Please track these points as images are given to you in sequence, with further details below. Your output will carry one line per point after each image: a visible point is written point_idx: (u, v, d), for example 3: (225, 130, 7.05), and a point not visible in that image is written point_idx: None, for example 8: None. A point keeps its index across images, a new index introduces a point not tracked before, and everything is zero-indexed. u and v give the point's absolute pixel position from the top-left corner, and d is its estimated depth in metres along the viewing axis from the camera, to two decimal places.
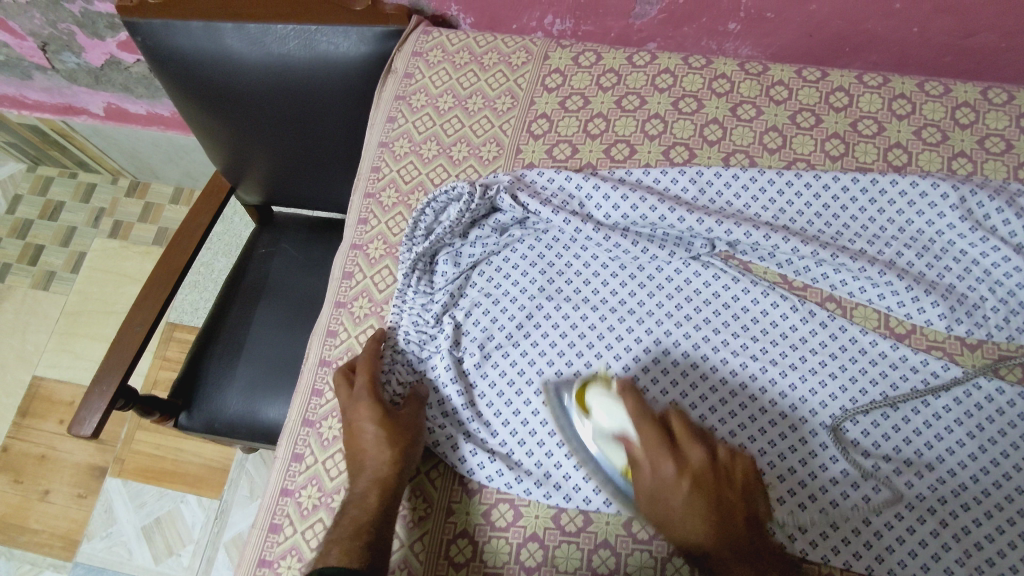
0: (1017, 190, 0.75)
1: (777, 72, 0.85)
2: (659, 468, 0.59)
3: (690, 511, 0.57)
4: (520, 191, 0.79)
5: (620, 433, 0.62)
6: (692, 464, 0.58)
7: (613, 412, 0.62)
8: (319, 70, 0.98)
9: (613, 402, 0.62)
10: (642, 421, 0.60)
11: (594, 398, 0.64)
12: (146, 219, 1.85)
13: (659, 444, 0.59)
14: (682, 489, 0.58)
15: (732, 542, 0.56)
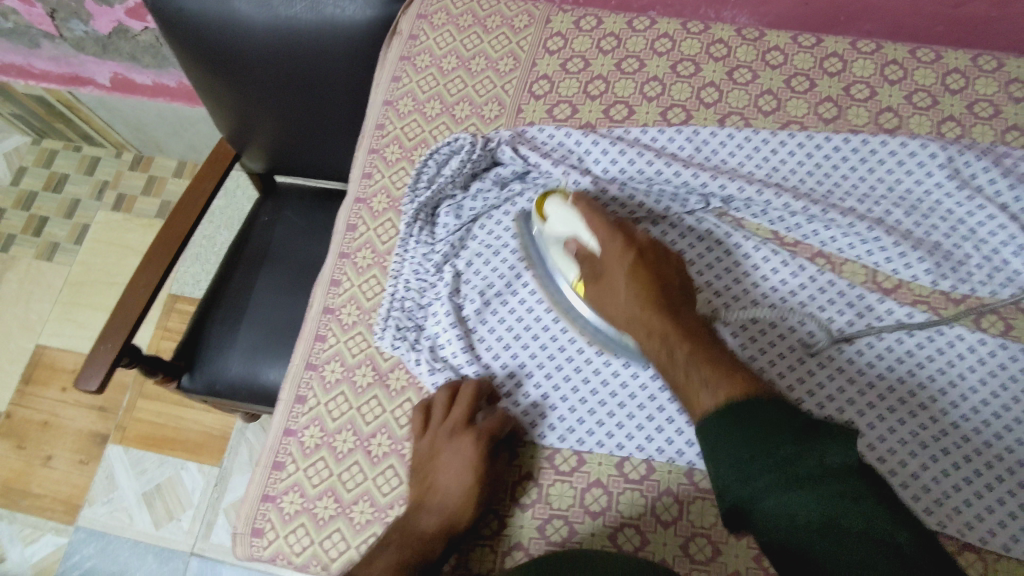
0: (1004, 152, 0.77)
1: (773, 37, 0.87)
2: (610, 249, 0.68)
3: (642, 297, 0.66)
4: (521, 144, 0.82)
5: (572, 239, 0.71)
6: (639, 242, 0.69)
7: (567, 221, 0.71)
8: (325, 34, 1.00)
9: (563, 206, 0.71)
10: (595, 218, 0.69)
11: (552, 206, 0.72)
12: (150, 192, 1.87)
13: (608, 227, 0.69)
14: (626, 260, 0.68)
15: (682, 326, 0.64)
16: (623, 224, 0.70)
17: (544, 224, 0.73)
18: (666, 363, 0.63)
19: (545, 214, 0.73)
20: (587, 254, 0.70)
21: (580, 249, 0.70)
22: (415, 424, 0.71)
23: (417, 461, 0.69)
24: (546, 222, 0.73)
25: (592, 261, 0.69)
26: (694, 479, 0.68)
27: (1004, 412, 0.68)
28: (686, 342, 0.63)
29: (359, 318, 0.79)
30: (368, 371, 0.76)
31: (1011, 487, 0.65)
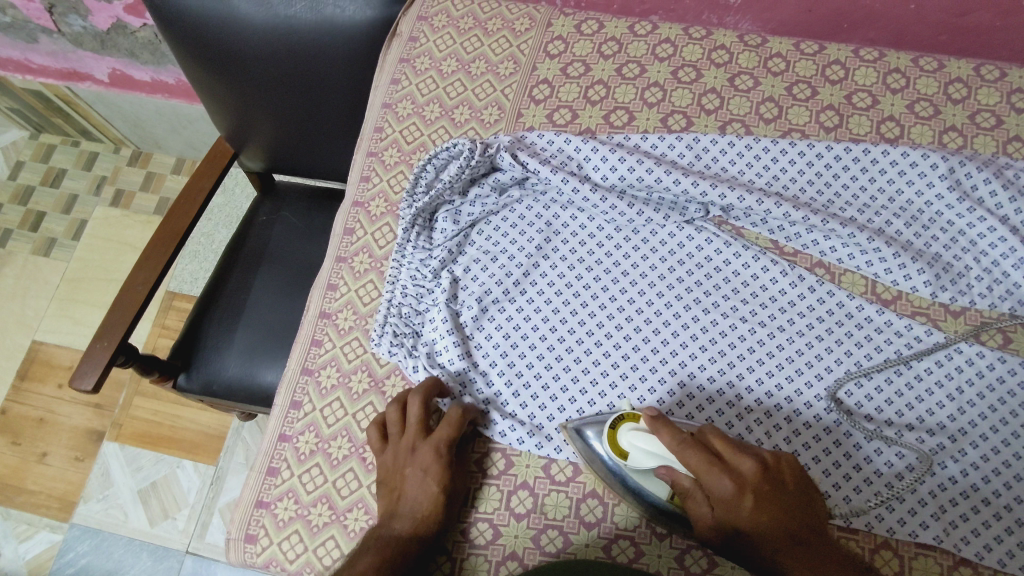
0: (1006, 163, 0.77)
1: (775, 44, 0.87)
2: (714, 495, 0.58)
3: (774, 529, 0.56)
4: (519, 150, 0.81)
5: (666, 470, 0.61)
6: (744, 476, 0.58)
7: (653, 451, 0.61)
8: (324, 35, 0.99)
9: (647, 438, 0.61)
10: (685, 449, 0.59)
11: (627, 438, 0.62)
12: (148, 188, 1.86)
13: (707, 464, 0.58)
14: (752, 511, 0.57)
15: (812, 534, 0.57)
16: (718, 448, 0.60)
17: (626, 461, 0.63)
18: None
19: (622, 453, 0.63)
20: (681, 484, 0.60)
21: (673, 479, 0.61)
22: (376, 440, 0.69)
23: (382, 474, 0.67)
24: (626, 459, 0.63)
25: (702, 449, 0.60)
26: None
27: (1002, 427, 0.67)
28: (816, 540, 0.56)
29: (355, 323, 0.79)
30: (364, 377, 0.76)
31: (1006, 502, 0.65)
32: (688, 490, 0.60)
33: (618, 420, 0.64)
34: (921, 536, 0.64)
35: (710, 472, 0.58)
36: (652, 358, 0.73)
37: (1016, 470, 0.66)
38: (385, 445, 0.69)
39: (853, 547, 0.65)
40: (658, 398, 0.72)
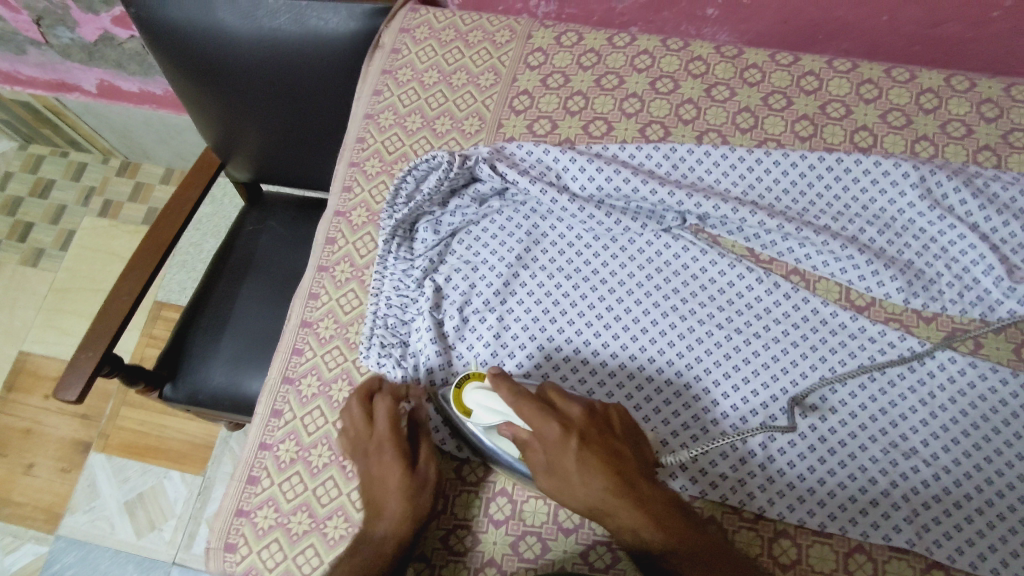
0: (976, 172, 0.79)
1: (751, 55, 0.88)
2: (545, 439, 0.60)
3: (600, 467, 0.60)
4: (499, 161, 0.82)
5: (505, 423, 0.63)
6: (572, 419, 0.62)
7: (492, 405, 0.63)
8: (308, 47, 1.00)
9: (488, 394, 0.64)
10: (521, 399, 0.61)
11: (474, 395, 0.65)
12: (137, 198, 1.86)
13: (541, 410, 0.61)
14: (583, 451, 0.60)
15: (636, 472, 0.61)
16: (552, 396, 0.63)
17: (468, 417, 0.66)
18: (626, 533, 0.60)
19: (467, 409, 0.66)
20: (522, 436, 0.62)
21: (511, 433, 0.62)
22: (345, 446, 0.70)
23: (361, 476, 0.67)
24: (470, 415, 0.65)
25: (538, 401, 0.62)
26: None
27: (972, 431, 0.68)
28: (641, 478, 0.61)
29: (336, 332, 0.79)
30: (345, 385, 0.76)
31: (977, 505, 0.66)
32: (528, 445, 0.62)
33: (466, 377, 0.66)
34: (894, 540, 0.65)
35: (544, 421, 0.60)
36: (630, 365, 0.74)
37: (987, 473, 0.67)
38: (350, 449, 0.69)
39: (827, 552, 0.65)
40: (636, 405, 0.72)
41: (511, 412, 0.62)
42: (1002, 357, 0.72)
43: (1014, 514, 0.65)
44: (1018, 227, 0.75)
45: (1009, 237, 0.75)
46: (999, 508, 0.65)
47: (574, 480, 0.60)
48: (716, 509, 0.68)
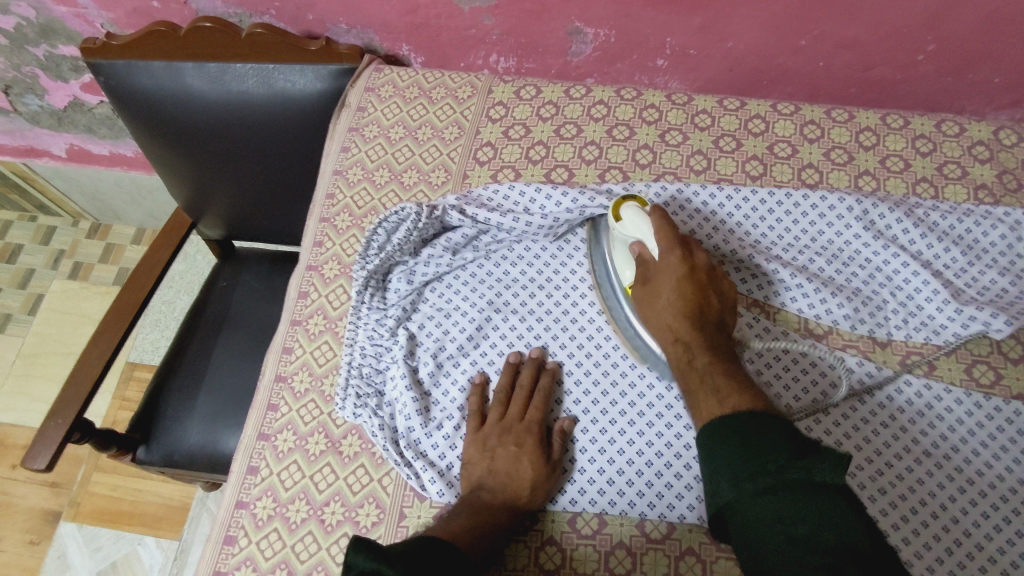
0: (916, 203, 0.84)
1: (700, 102, 0.94)
2: (665, 263, 0.71)
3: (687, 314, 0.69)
4: (467, 206, 0.84)
5: (637, 244, 0.73)
6: (695, 261, 0.71)
7: (637, 226, 0.72)
8: (277, 109, 1.04)
9: (640, 216, 0.72)
10: (663, 227, 0.71)
11: (627, 210, 0.73)
12: (108, 259, 1.85)
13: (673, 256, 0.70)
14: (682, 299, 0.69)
15: (709, 343, 0.68)
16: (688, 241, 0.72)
17: (617, 224, 0.74)
18: (684, 364, 0.68)
19: (620, 216, 0.74)
20: (646, 258, 0.73)
21: (641, 253, 0.73)
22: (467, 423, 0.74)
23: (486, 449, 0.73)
24: (618, 223, 0.74)
25: (646, 266, 0.72)
26: (645, 530, 0.70)
27: (934, 451, 0.71)
28: (703, 352, 0.67)
29: (311, 385, 0.80)
30: (321, 438, 0.76)
31: (945, 522, 0.68)
32: (646, 262, 0.72)
33: (621, 200, 0.75)
34: None
35: (669, 252, 0.71)
36: (604, 401, 0.75)
37: (952, 490, 0.69)
38: (476, 426, 0.74)
39: None
40: (611, 438, 0.73)
41: (648, 233, 0.72)
42: (955, 377, 0.76)
43: (980, 529, 0.67)
44: (957, 253, 0.81)
45: (951, 262, 0.81)
46: (966, 524, 0.68)
47: (662, 298, 0.71)
48: (693, 539, 0.69)
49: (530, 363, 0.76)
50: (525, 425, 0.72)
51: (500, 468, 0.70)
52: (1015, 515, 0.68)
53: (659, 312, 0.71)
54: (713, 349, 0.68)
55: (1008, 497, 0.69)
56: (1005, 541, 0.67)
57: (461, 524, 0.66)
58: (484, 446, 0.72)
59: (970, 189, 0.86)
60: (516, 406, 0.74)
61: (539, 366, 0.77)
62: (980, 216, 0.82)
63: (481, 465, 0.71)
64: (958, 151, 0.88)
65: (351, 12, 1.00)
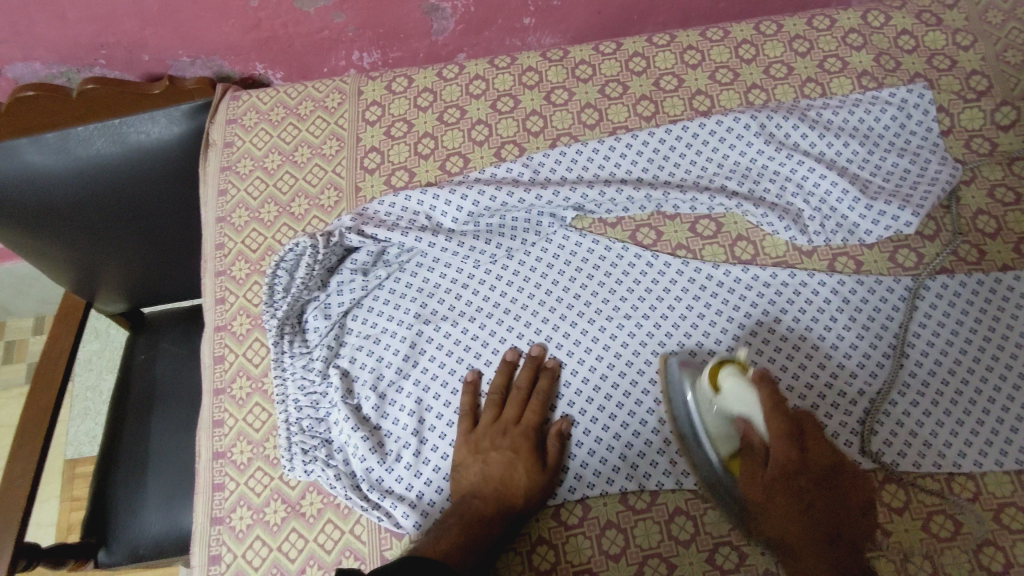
0: (808, 106, 0.85)
1: (577, 53, 0.90)
2: (783, 465, 0.62)
3: (790, 477, 0.62)
4: (364, 225, 0.79)
5: (742, 420, 0.65)
6: (811, 447, 0.63)
7: (742, 401, 0.64)
8: (135, 164, 0.94)
9: (743, 385, 0.64)
10: (776, 415, 0.62)
11: (729, 378, 0.65)
12: (10, 359, 1.69)
13: (786, 435, 0.62)
14: (790, 450, 0.62)
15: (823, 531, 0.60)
16: (801, 421, 0.64)
17: (716, 393, 0.66)
18: (793, 538, 0.61)
19: (717, 384, 0.66)
20: (751, 437, 0.64)
21: (748, 432, 0.64)
22: (461, 423, 0.71)
23: (480, 448, 0.69)
24: (717, 394, 0.66)
25: (755, 443, 0.64)
26: (630, 503, 0.69)
27: (877, 343, 0.74)
28: (811, 526, 0.61)
29: (253, 453, 0.74)
30: (280, 505, 0.72)
31: (904, 408, 0.71)
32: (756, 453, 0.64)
33: (718, 366, 0.67)
34: None
35: (784, 446, 0.62)
36: (559, 385, 0.74)
37: (904, 377, 0.72)
38: (470, 428, 0.71)
39: None
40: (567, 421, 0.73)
41: (756, 414, 0.64)
42: (881, 268, 0.77)
43: (939, 407, 0.71)
44: (856, 145, 0.82)
45: (854, 156, 0.82)
46: (926, 404, 0.71)
47: (771, 508, 0.62)
48: (680, 498, 0.69)
49: (528, 363, 0.73)
50: (521, 429, 0.70)
51: (492, 474, 0.67)
52: (965, 385, 0.71)
53: (773, 513, 0.62)
54: (824, 518, 0.61)
55: (953, 369, 0.72)
56: (961, 412, 0.70)
57: (452, 539, 0.63)
58: (477, 449, 0.69)
59: (854, 78, 0.86)
60: (512, 407, 0.71)
61: (536, 368, 0.74)
62: (869, 103, 0.84)
63: (474, 469, 0.68)
64: (834, 44, 0.88)
65: (188, 42, 0.91)
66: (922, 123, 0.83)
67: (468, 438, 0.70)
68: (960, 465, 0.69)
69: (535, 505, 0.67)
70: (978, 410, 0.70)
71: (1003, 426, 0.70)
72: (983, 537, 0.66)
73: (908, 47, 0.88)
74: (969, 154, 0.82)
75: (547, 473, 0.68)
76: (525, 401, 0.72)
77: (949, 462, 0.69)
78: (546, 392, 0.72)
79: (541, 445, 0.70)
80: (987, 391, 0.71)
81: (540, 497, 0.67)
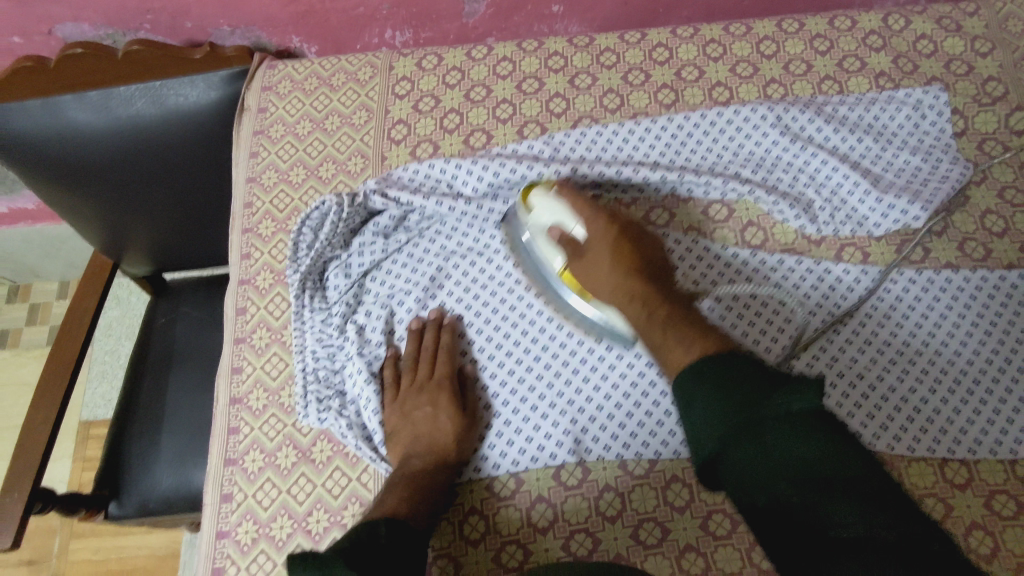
0: (824, 101, 0.87)
1: (602, 40, 0.93)
2: (596, 235, 0.73)
3: (620, 268, 0.72)
4: (388, 189, 0.82)
5: (558, 229, 0.73)
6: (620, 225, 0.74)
7: (551, 211, 0.74)
8: (172, 125, 0.98)
9: (551, 199, 0.74)
10: (585, 208, 0.73)
11: (536, 197, 0.76)
12: (35, 320, 1.74)
13: (591, 219, 0.73)
14: (606, 237, 0.72)
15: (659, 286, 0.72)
16: (608, 211, 0.75)
17: (529, 211, 0.76)
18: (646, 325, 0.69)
19: (529, 206, 0.76)
20: (571, 238, 0.73)
21: (565, 238, 0.73)
22: (388, 388, 0.75)
23: (404, 411, 0.73)
24: (530, 212, 0.76)
25: (578, 244, 0.73)
26: (628, 468, 0.72)
27: (880, 328, 0.75)
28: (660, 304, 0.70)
29: (269, 400, 0.77)
30: (291, 450, 0.74)
31: (904, 394, 0.72)
32: (576, 241, 0.73)
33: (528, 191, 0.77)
34: None
35: (592, 220, 0.73)
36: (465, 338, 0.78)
37: (904, 363, 0.73)
38: (391, 398, 0.74)
39: None
40: (559, 392, 0.75)
41: (564, 213, 0.74)
42: (888, 260, 0.79)
43: (937, 394, 0.72)
44: (870, 141, 0.84)
45: (866, 152, 0.84)
46: (923, 391, 0.72)
47: (601, 278, 0.72)
48: (677, 466, 0.71)
49: (429, 325, 0.77)
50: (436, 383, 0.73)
51: (421, 430, 0.71)
52: (964, 375, 0.72)
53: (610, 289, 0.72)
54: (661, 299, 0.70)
55: (953, 360, 0.73)
56: (959, 401, 0.72)
57: (395, 499, 0.65)
58: (404, 412, 0.72)
59: (871, 78, 0.89)
60: (423, 366, 0.75)
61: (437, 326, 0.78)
62: (885, 102, 0.86)
63: (405, 431, 0.72)
64: (854, 44, 0.91)
65: (231, 11, 0.95)
66: (935, 124, 0.85)
67: (394, 404, 0.73)
68: (954, 451, 0.70)
69: (467, 450, 0.72)
70: (975, 400, 0.72)
71: (1000, 416, 0.71)
72: (972, 521, 0.67)
73: (927, 50, 0.90)
74: (981, 156, 0.83)
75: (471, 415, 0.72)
76: (433, 357, 0.75)
77: (943, 448, 0.70)
78: (451, 343, 0.76)
79: (458, 391, 0.74)
80: (986, 382, 0.72)
81: (469, 443, 0.72)
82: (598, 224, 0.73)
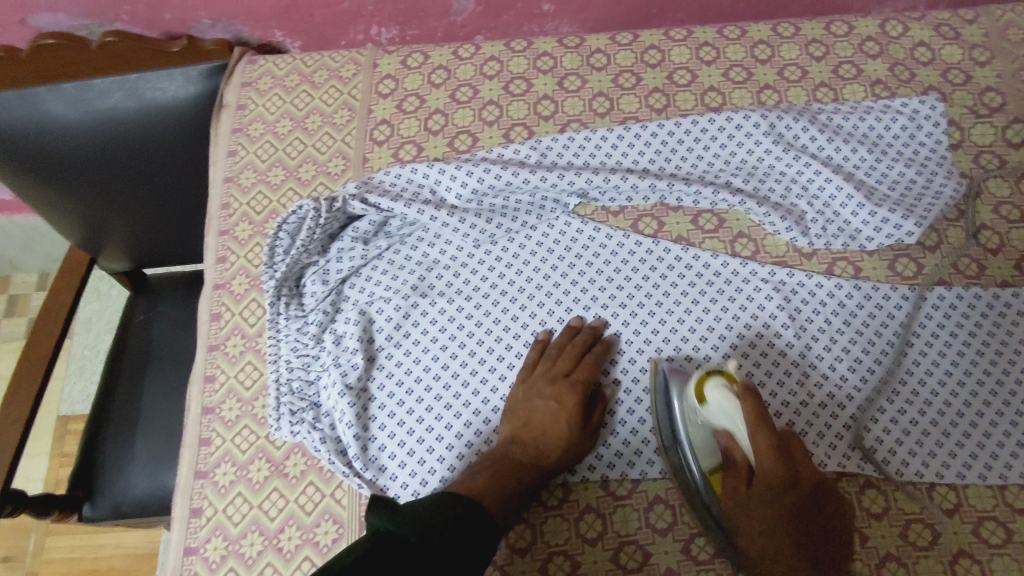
0: (819, 109, 0.85)
1: (593, 41, 0.91)
2: (771, 484, 0.61)
3: (776, 529, 0.60)
4: (368, 193, 0.80)
5: (726, 432, 0.64)
6: (800, 479, 0.62)
7: (727, 416, 0.63)
8: (150, 121, 0.95)
9: (731, 401, 0.63)
10: (757, 429, 0.61)
11: (713, 387, 0.64)
12: (13, 313, 1.70)
13: (774, 451, 0.61)
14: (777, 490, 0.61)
15: (796, 532, 0.60)
16: (788, 442, 0.63)
17: (701, 406, 0.65)
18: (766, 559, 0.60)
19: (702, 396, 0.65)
20: (733, 452, 0.64)
21: (731, 447, 0.64)
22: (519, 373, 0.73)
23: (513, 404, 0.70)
24: (704, 406, 0.65)
25: (738, 463, 0.64)
26: (611, 489, 0.70)
27: (870, 349, 0.73)
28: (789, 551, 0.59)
29: (242, 411, 0.75)
30: (263, 463, 0.72)
31: (893, 416, 0.71)
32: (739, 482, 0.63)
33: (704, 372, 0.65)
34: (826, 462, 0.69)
35: (773, 468, 0.61)
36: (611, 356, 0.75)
37: (893, 385, 0.72)
38: (525, 375, 0.72)
39: None
40: None
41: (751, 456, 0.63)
42: (881, 275, 0.77)
43: (927, 417, 0.71)
44: (865, 152, 0.82)
45: (861, 163, 0.82)
46: (912, 413, 0.71)
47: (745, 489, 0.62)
48: (660, 486, 0.69)
49: (586, 329, 0.74)
50: (570, 384, 0.70)
51: (533, 424, 0.68)
52: (953, 397, 0.71)
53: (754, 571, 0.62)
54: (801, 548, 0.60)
55: (944, 381, 0.72)
56: (948, 424, 0.70)
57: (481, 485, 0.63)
58: (528, 398, 0.70)
59: (867, 86, 0.86)
60: (565, 362, 0.72)
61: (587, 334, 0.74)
62: (880, 112, 0.84)
63: (519, 417, 0.69)
64: (850, 51, 0.88)
65: (210, 3, 0.91)
66: (932, 135, 0.83)
67: (524, 384, 0.71)
68: (943, 476, 0.69)
69: (569, 461, 0.68)
70: (964, 424, 0.70)
71: (989, 440, 0.69)
72: (960, 549, 0.66)
73: (924, 59, 0.88)
74: (978, 169, 0.81)
75: (585, 432, 0.69)
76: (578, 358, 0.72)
77: (932, 473, 0.69)
78: (599, 357, 0.73)
79: (586, 404, 0.70)
80: (976, 405, 0.71)
81: (574, 455, 0.68)
82: (775, 474, 0.61)
